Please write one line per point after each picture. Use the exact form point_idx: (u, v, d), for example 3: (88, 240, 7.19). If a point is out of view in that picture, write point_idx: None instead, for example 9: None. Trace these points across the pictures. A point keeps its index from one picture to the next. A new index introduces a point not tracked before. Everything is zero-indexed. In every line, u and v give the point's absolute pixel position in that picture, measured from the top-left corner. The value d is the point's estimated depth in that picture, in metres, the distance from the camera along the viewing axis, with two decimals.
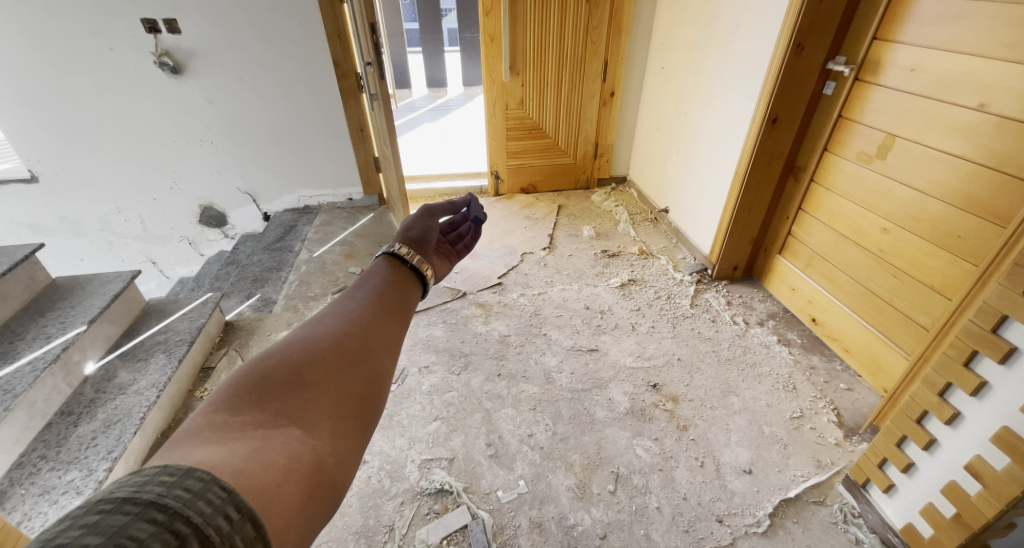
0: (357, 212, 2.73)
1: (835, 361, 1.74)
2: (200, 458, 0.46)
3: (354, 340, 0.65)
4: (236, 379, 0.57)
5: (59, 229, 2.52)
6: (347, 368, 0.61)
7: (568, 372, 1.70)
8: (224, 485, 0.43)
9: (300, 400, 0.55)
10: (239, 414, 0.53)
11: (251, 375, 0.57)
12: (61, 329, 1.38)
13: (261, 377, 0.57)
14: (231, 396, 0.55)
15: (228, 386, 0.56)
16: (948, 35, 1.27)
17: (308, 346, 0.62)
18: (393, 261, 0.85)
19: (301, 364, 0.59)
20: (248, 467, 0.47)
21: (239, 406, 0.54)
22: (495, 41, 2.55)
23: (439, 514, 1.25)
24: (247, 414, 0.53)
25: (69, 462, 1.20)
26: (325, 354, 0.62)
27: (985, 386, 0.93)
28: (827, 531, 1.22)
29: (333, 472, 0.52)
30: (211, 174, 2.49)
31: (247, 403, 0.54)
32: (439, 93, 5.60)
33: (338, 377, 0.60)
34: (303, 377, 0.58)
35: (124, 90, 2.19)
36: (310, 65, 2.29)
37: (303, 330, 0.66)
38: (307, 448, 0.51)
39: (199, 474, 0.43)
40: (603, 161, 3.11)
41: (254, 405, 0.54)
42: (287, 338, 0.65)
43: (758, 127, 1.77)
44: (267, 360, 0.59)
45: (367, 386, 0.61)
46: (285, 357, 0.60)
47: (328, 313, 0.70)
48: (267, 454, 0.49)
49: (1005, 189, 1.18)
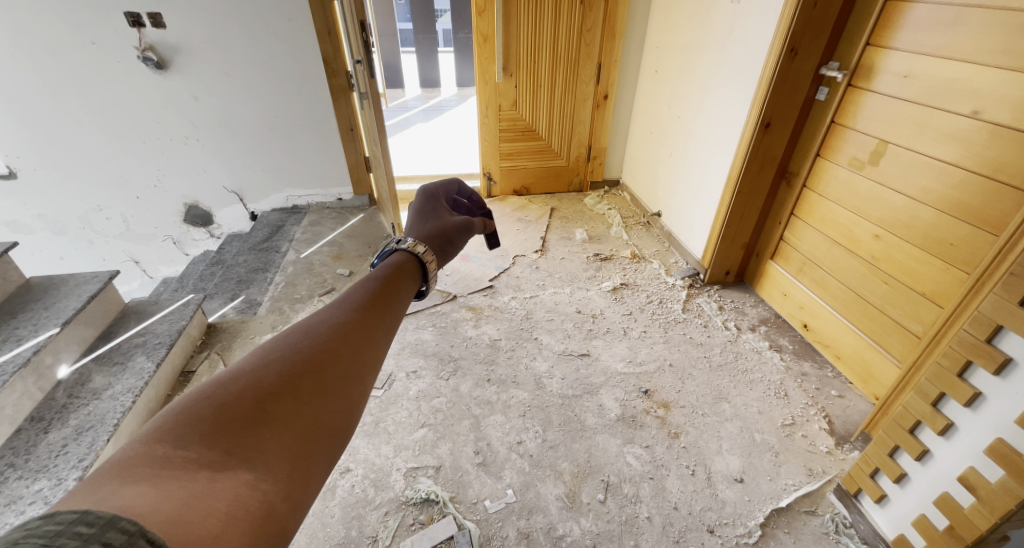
0: (347, 213, 2.69)
1: (826, 368, 1.73)
2: (124, 503, 0.39)
3: (335, 365, 0.58)
4: (190, 402, 0.49)
5: (39, 227, 2.45)
6: (320, 400, 0.54)
7: (558, 377, 1.67)
8: (153, 538, 0.37)
9: (257, 437, 0.49)
10: (184, 447, 0.45)
11: (209, 400, 0.50)
12: (32, 331, 1.33)
13: (219, 403, 0.50)
14: (180, 423, 0.47)
15: (180, 410, 0.49)
16: (941, 42, 1.26)
17: (280, 369, 0.55)
18: (409, 261, 0.79)
19: (268, 392, 0.52)
20: (183, 516, 0.40)
21: (186, 437, 0.46)
22: (488, 41, 2.53)
23: (425, 525, 1.22)
24: (192, 449, 0.46)
25: (37, 471, 1.15)
26: (299, 380, 0.54)
27: (979, 397, 0.91)
28: (819, 542, 1.20)
29: (286, 523, 0.44)
30: (196, 172, 2.44)
31: (196, 435, 0.47)
32: (433, 94, 5.55)
33: (308, 410, 0.53)
34: (266, 408, 0.51)
35: (107, 86, 2.13)
36: (299, 63, 2.25)
37: (281, 344, 0.59)
38: (257, 494, 0.44)
39: (125, 524, 0.37)
40: (596, 163, 3.09)
41: (203, 440, 0.46)
42: (261, 352, 0.57)
43: (751, 132, 1.76)
44: (231, 382, 0.52)
45: (339, 422, 0.55)
46: (252, 381, 0.53)
47: (313, 326, 0.62)
48: (208, 502, 0.42)
49: (998, 200, 1.17)
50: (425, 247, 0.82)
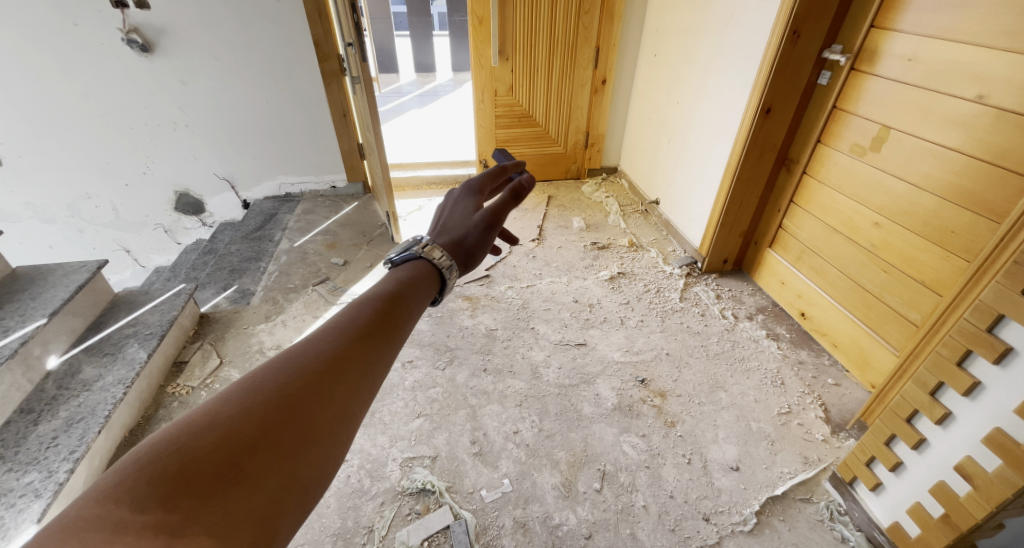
0: (341, 201, 2.65)
1: (823, 356, 1.72)
2: None
3: (321, 407, 0.51)
4: (156, 454, 0.44)
5: (26, 215, 2.41)
6: (301, 454, 0.48)
7: (555, 367, 1.67)
8: None
9: (225, 500, 0.44)
10: (142, 510, 0.41)
11: (176, 454, 0.44)
12: (19, 322, 1.30)
13: (188, 457, 0.44)
14: (140, 483, 0.43)
15: (146, 464, 0.44)
16: (946, 24, 1.23)
17: (260, 414, 0.48)
18: (424, 267, 0.71)
19: (245, 444, 0.46)
20: None
21: (146, 499, 0.42)
22: (484, 23, 2.47)
23: (421, 515, 1.22)
24: (152, 514, 0.41)
25: (28, 463, 1.14)
26: (279, 431, 0.48)
27: (979, 386, 0.90)
28: (814, 529, 1.21)
29: None
30: (187, 159, 2.39)
31: (158, 498, 0.42)
32: (427, 79, 5.42)
33: (285, 465, 0.47)
34: (240, 464, 0.45)
35: (91, 69, 2.08)
36: (290, 46, 2.20)
37: (268, 379, 0.51)
38: None
39: None
40: (594, 150, 3.06)
41: (165, 503, 0.42)
42: (243, 388, 0.50)
43: (752, 118, 1.73)
44: (205, 431, 0.46)
45: (318, 477, 0.49)
46: (226, 429, 0.46)
47: (306, 357, 0.54)
48: None
49: (1002, 187, 1.15)
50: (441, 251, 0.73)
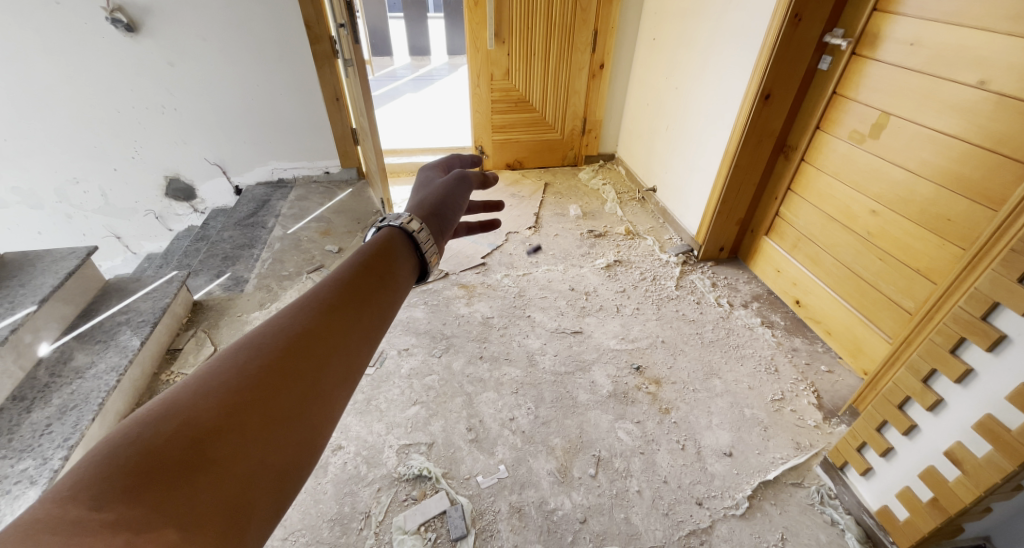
0: (335, 187, 2.62)
1: (816, 344, 1.74)
2: None
3: (289, 387, 0.50)
4: (113, 449, 0.42)
5: (13, 201, 2.36)
6: (269, 435, 0.47)
7: (551, 354, 1.67)
8: None
9: (190, 488, 0.42)
10: (101, 507, 0.39)
11: (134, 447, 0.42)
12: (7, 309, 1.29)
13: (147, 448, 0.43)
14: (96, 479, 0.40)
15: (101, 460, 0.41)
16: (950, 8, 1.21)
17: (222, 399, 0.46)
18: (401, 238, 0.70)
19: (207, 429, 0.44)
20: None
21: (105, 495, 0.40)
22: (480, 5, 2.41)
23: (418, 500, 1.23)
24: (113, 510, 0.40)
25: (22, 450, 1.14)
26: (245, 414, 0.46)
27: (970, 373, 0.91)
28: (804, 512, 1.23)
29: None
30: (176, 144, 2.35)
31: (117, 492, 0.40)
32: (422, 63, 5.32)
33: (253, 449, 0.45)
34: (204, 450, 0.43)
35: (75, 50, 2.02)
36: (281, 27, 2.15)
37: (230, 362, 0.50)
38: None
39: None
40: (591, 137, 3.03)
41: (126, 497, 0.40)
42: (203, 371, 0.49)
43: (751, 104, 1.72)
44: (164, 420, 0.44)
45: (293, 459, 0.48)
46: (187, 415, 0.45)
47: (271, 337, 0.53)
48: None
49: (1000, 173, 1.14)
50: (418, 222, 0.73)
